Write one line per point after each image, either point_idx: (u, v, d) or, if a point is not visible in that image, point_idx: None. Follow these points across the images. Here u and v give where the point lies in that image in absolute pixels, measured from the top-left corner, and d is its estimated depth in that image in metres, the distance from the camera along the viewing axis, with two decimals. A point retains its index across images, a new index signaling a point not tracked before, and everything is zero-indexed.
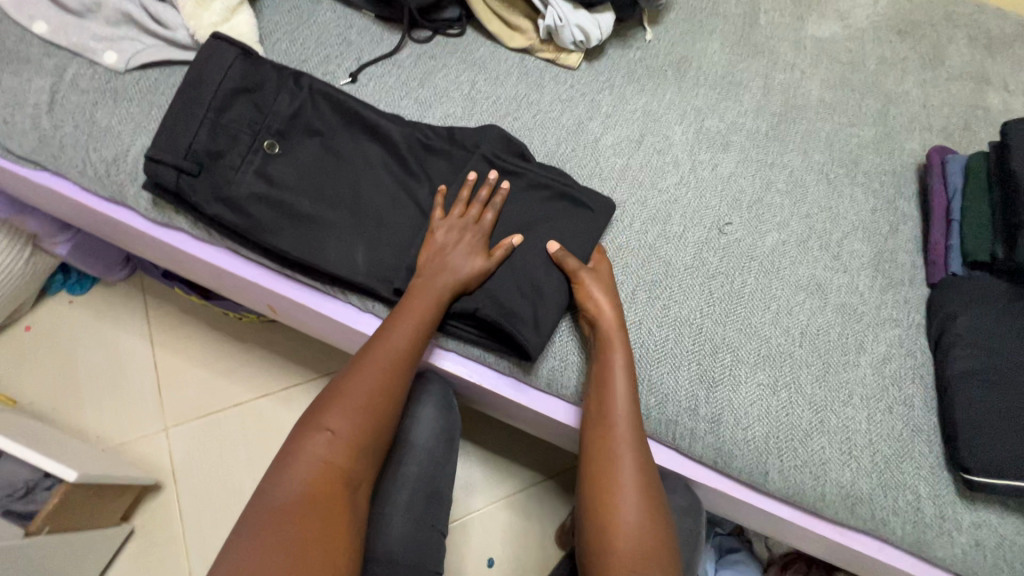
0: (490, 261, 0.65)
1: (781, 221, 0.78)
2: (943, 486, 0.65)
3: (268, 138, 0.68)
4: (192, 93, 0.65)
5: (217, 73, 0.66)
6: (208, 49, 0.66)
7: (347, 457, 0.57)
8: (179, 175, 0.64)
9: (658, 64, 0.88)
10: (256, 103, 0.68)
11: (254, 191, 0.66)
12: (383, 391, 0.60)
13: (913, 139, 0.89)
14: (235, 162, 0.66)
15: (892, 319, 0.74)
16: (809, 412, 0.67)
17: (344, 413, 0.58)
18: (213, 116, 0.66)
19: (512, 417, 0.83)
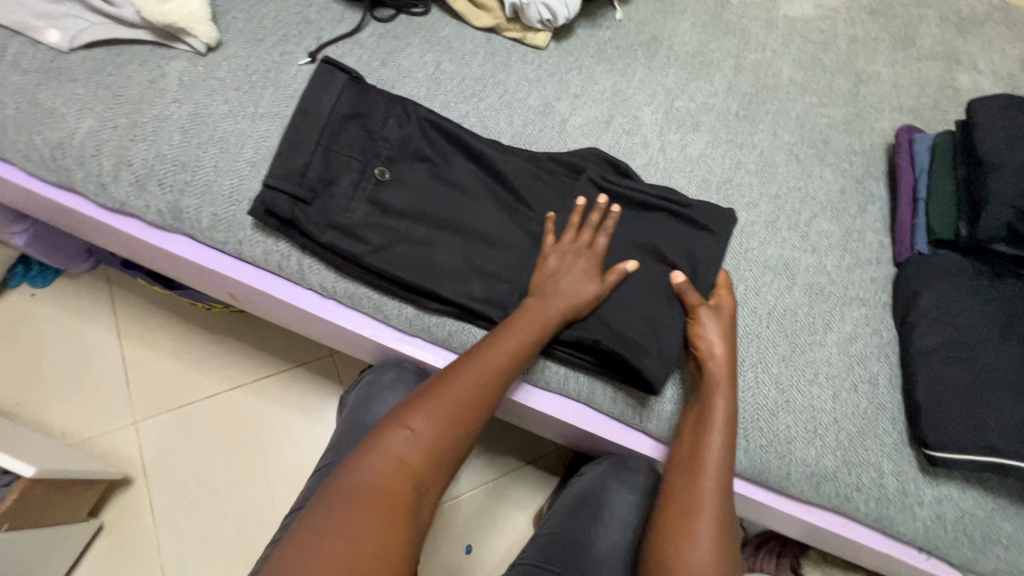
0: (605, 285, 0.63)
1: (750, 202, 0.78)
2: (906, 462, 0.66)
3: (378, 165, 0.67)
4: (309, 120, 0.65)
5: (333, 100, 0.66)
6: (323, 77, 0.66)
7: (417, 467, 0.53)
8: (294, 203, 0.62)
9: (629, 44, 0.86)
10: (366, 130, 0.67)
11: (366, 219, 0.64)
12: (475, 402, 0.57)
13: (883, 119, 0.89)
14: (349, 191, 0.65)
15: (859, 299, 0.74)
16: (775, 391, 0.67)
17: (421, 420, 0.54)
18: (326, 143, 0.65)
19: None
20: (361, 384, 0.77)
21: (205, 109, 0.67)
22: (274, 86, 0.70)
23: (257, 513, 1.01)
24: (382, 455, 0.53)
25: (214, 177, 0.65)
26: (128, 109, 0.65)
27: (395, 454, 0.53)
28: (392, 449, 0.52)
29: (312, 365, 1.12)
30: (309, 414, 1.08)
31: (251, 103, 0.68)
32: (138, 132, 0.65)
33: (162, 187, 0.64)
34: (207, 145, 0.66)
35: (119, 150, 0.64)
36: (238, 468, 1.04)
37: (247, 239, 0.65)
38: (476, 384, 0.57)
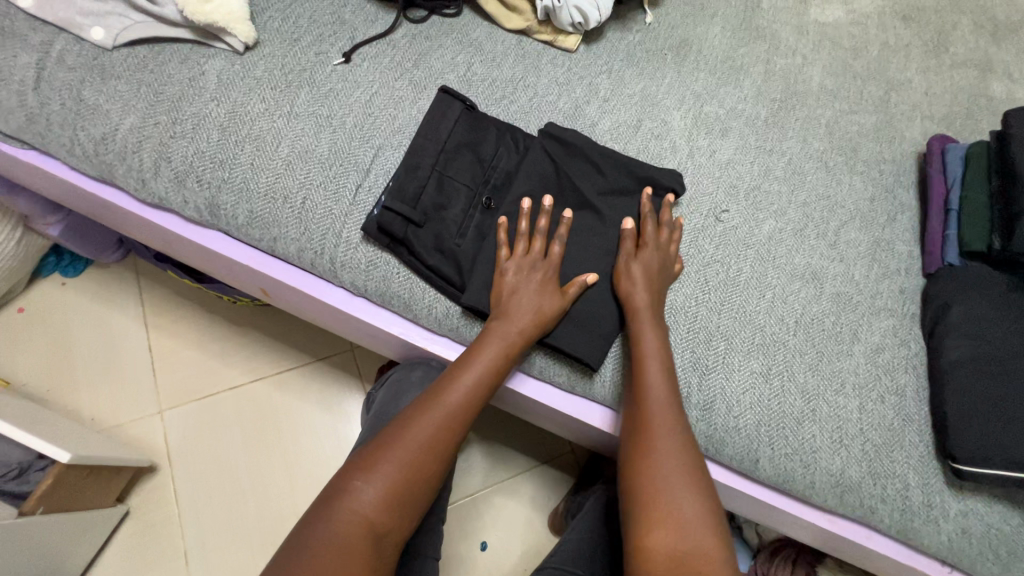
0: (565, 299, 0.63)
1: (778, 209, 0.77)
2: (932, 475, 0.66)
3: (486, 193, 0.68)
4: (421, 147, 0.67)
5: (448, 128, 0.68)
6: (438, 105, 0.69)
7: (384, 517, 0.53)
8: (406, 224, 0.64)
9: (658, 48, 0.86)
10: (478, 157, 0.68)
11: (473, 246, 0.65)
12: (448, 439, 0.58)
13: (914, 127, 0.88)
14: (458, 217, 0.66)
15: (887, 309, 0.74)
16: (801, 400, 0.67)
17: (393, 469, 0.54)
18: (440, 168, 0.67)
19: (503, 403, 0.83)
20: (387, 382, 0.78)
21: (242, 107, 0.68)
22: (309, 85, 0.71)
23: (277, 503, 1.03)
24: (346, 503, 0.53)
25: (251, 174, 0.66)
26: (168, 106, 0.67)
27: (358, 508, 0.52)
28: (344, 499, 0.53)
29: (331, 359, 1.13)
30: (329, 408, 1.10)
31: (286, 101, 0.69)
32: (178, 128, 0.66)
33: (200, 183, 0.66)
34: (244, 143, 0.67)
35: (160, 147, 0.66)
36: (258, 460, 1.06)
37: (281, 236, 0.66)
38: (449, 418, 0.58)
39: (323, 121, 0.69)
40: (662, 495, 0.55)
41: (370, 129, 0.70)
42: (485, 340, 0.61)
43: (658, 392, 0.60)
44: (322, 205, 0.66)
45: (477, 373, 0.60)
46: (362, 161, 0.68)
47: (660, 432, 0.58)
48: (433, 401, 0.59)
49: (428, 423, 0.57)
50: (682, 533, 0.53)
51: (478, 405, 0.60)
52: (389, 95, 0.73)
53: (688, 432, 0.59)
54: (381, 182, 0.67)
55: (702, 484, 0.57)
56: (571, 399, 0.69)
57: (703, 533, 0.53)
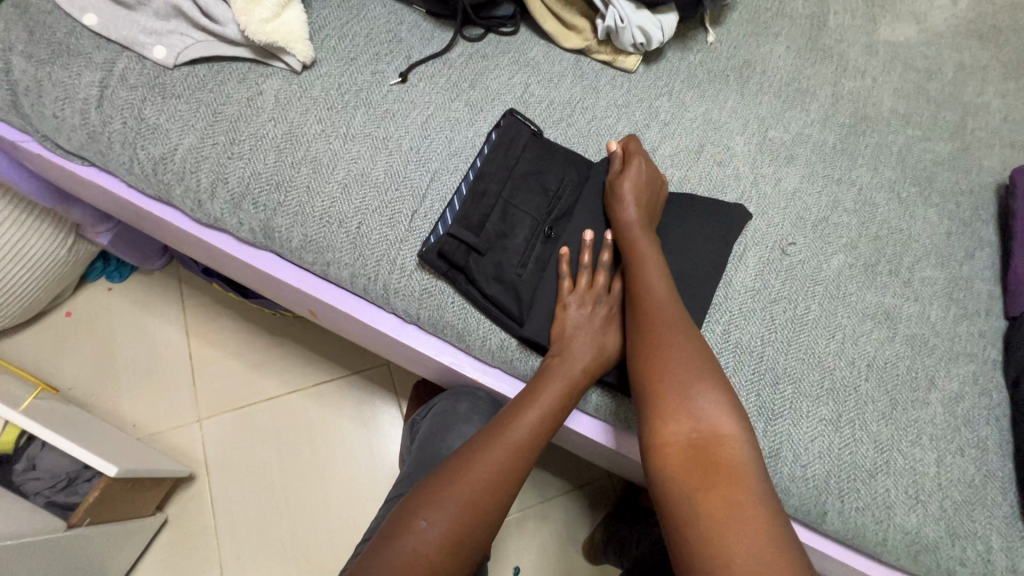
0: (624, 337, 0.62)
1: (848, 243, 0.73)
2: (1017, 538, 0.61)
3: (549, 224, 0.65)
4: (488, 174, 0.65)
5: (514, 156, 0.67)
6: (506, 131, 0.68)
7: (447, 560, 0.51)
8: (468, 252, 0.62)
9: (720, 69, 0.83)
10: (543, 186, 0.66)
11: (534, 280, 0.64)
12: (508, 478, 0.55)
13: (993, 156, 0.83)
14: (520, 248, 0.64)
15: (966, 354, 0.69)
16: (874, 450, 0.63)
17: (457, 509, 0.52)
18: (505, 196, 0.65)
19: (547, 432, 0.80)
20: (432, 409, 0.76)
21: (300, 128, 0.67)
22: (365, 105, 0.70)
23: (311, 518, 1.03)
24: (409, 543, 0.51)
25: (307, 197, 0.65)
26: (226, 126, 0.66)
27: (422, 549, 0.50)
28: (409, 541, 0.51)
29: (369, 373, 1.13)
30: (365, 424, 1.09)
31: (343, 122, 0.68)
32: (235, 149, 0.66)
33: (257, 205, 0.65)
34: (302, 165, 0.66)
35: (217, 168, 0.65)
36: (293, 473, 1.06)
37: (334, 261, 0.65)
38: (513, 454, 0.56)
39: (379, 144, 0.68)
40: (673, 385, 0.54)
41: (426, 152, 0.68)
42: (546, 378, 0.58)
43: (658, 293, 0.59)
44: (377, 230, 0.65)
45: (539, 414, 0.57)
46: (418, 185, 0.67)
47: (662, 338, 0.57)
48: (493, 442, 0.56)
49: (491, 465, 0.55)
50: (696, 423, 0.52)
51: (539, 445, 0.58)
52: (445, 116, 0.71)
53: (694, 332, 0.58)
54: (437, 207, 0.66)
55: (715, 377, 0.55)
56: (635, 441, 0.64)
57: (716, 417, 0.52)
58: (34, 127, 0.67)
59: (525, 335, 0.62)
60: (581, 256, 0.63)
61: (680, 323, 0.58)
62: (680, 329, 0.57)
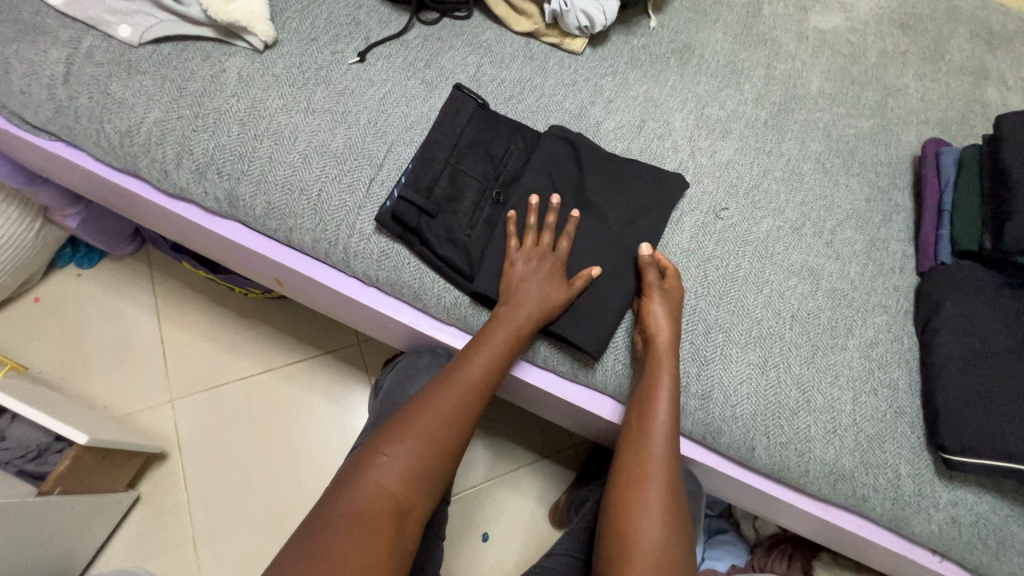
0: (571, 289, 0.66)
1: (776, 208, 0.80)
2: (923, 466, 0.68)
3: (495, 189, 0.70)
4: (435, 141, 0.70)
5: (461, 126, 0.71)
6: (452, 102, 0.72)
7: (406, 491, 0.55)
8: (419, 214, 0.67)
9: (662, 52, 0.89)
10: (489, 154, 0.71)
11: (481, 240, 0.68)
12: (460, 416, 0.60)
13: (910, 131, 0.91)
14: (468, 211, 0.69)
15: (881, 306, 0.76)
16: (796, 391, 0.69)
17: (414, 443, 0.57)
18: (453, 163, 0.70)
19: (507, 392, 0.86)
20: (395, 369, 0.80)
21: (261, 102, 0.71)
22: (325, 82, 0.74)
23: (285, 491, 1.06)
24: (370, 476, 0.55)
25: (268, 167, 0.69)
26: (191, 101, 0.70)
27: (385, 483, 0.55)
28: (370, 476, 0.55)
29: (339, 352, 1.16)
30: (336, 400, 1.12)
31: (303, 98, 0.72)
32: (200, 122, 0.69)
33: (220, 175, 0.69)
34: (263, 137, 0.70)
35: (182, 140, 0.69)
36: (266, 450, 1.08)
37: (296, 227, 0.69)
38: (465, 394, 0.61)
39: (338, 118, 0.72)
40: (639, 520, 0.61)
41: (383, 125, 0.73)
42: (496, 323, 0.63)
43: (660, 423, 0.63)
44: (337, 197, 0.69)
45: (489, 359, 0.62)
46: (375, 155, 0.71)
47: (653, 457, 0.63)
48: (445, 385, 0.61)
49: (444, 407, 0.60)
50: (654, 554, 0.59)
51: (489, 388, 0.63)
52: (401, 93, 0.75)
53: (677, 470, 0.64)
54: (394, 176, 0.70)
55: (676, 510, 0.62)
56: (578, 389, 0.72)
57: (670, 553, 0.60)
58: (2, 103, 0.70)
59: (475, 289, 0.66)
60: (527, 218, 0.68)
61: (669, 460, 0.63)
62: (667, 466, 0.63)
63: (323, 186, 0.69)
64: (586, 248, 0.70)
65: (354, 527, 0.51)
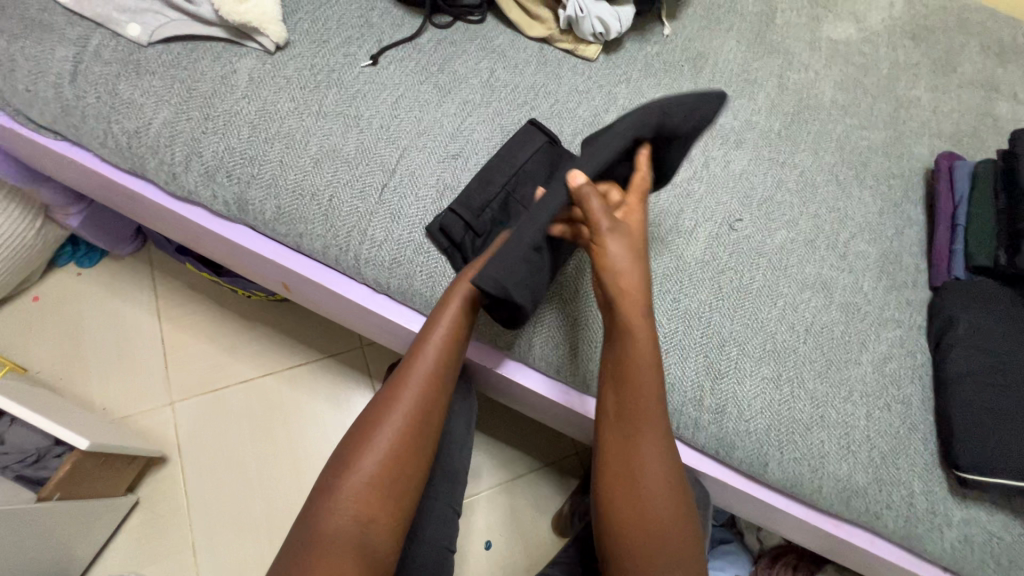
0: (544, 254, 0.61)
1: (790, 220, 0.79)
2: (936, 483, 0.67)
3: None
4: (495, 169, 0.70)
5: (527, 157, 0.71)
6: (524, 135, 0.73)
7: (374, 507, 0.57)
8: (465, 231, 0.67)
9: (675, 60, 0.88)
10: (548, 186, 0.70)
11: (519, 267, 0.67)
12: (419, 416, 0.60)
13: (922, 144, 0.90)
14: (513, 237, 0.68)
15: (894, 320, 0.75)
16: (810, 406, 0.68)
17: (375, 460, 0.58)
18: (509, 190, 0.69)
19: (501, 395, 0.86)
20: None
21: (272, 105, 0.70)
22: (337, 86, 0.73)
23: (287, 496, 1.04)
24: (338, 498, 0.57)
25: (279, 171, 0.68)
26: (201, 102, 0.68)
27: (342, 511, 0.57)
28: (338, 498, 0.57)
29: (343, 356, 1.15)
30: (339, 405, 1.11)
31: (315, 101, 0.71)
32: (209, 124, 0.68)
33: (229, 178, 0.67)
34: (274, 140, 0.69)
35: (191, 142, 0.67)
36: (267, 454, 1.07)
37: (307, 232, 0.67)
38: (419, 395, 0.61)
39: (350, 122, 0.71)
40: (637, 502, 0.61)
41: (396, 131, 0.72)
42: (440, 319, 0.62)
43: (645, 394, 0.60)
44: (349, 203, 0.68)
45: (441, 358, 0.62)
46: (387, 161, 0.70)
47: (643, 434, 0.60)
48: (399, 391, 0.61)
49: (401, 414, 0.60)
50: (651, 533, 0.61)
51: (445, 379, 0.62)
52: (414, 97, 0.74)
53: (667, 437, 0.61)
54: (407, 182, 0.69)
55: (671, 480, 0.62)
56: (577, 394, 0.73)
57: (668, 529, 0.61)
58: (7, 101, 0.68)
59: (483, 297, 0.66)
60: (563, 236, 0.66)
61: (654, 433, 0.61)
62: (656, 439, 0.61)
63: (335, 192, 0.68)
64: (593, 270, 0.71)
65: (332, 554, 0.55)
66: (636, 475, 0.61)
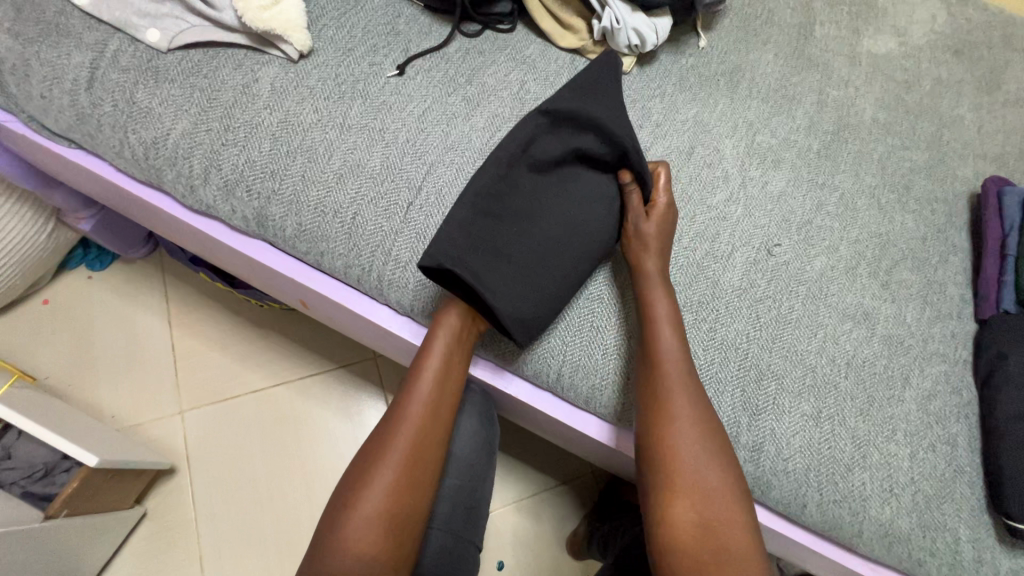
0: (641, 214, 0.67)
1: (830, 245, 0.76)
2: (983, 530, 0.64)
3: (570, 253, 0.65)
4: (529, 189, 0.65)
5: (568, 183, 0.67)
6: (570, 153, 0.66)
7: (376, 546, 0.54)
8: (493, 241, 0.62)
9: (711, 73, 0.85)
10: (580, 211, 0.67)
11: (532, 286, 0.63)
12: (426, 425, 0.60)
13: (967, 166, 0.86)
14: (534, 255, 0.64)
15: (939, 354, 0.72)
16: (851, 445, 0.65)
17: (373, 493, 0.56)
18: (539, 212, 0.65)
19: (507, 411, 0.81)
20: None
21: (295, 116, 0.67)
22: (362, 97, 0.70)
23: (295, 510, 1.02)
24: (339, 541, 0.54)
25: (301, 186, 0.65)
26: (221, 112, 0.66)
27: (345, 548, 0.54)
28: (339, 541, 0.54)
29: (355, 368, 1.12)
30: (351, 418, 1.08)
31: (339, 113, 0.68)
32: (230, 136, 0.65)
33: (249, 193, 0.65)
34: (296, 154, 0.66)
35: (210, 154, 0.65)
36: (276, 466, 1.04)
37: (329, 251, 0.65)
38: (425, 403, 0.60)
39: (375, 135, 0.68)
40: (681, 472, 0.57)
41: (422, 146, 0.69)
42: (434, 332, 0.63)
43: (671, 354, 0.61)
44: (373, 222, 0.65)
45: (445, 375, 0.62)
46: (413, 177, 0.67)
47: (672, 401, 0.59)
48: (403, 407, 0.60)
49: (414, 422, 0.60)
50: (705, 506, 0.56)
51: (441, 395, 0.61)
52: (441, 110, 0.71)
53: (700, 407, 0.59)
54: (433, 200, 0.66)
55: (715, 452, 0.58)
56: (602, 424, 0.68)
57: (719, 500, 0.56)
58: (20, 107, 0.66)
59: (502, 316, 0.60)
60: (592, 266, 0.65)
61: (686, 393, 0.60)
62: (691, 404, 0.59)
63: (358, 211, 0.65)
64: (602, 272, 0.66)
65: None
66: (669, 419, 0.58)
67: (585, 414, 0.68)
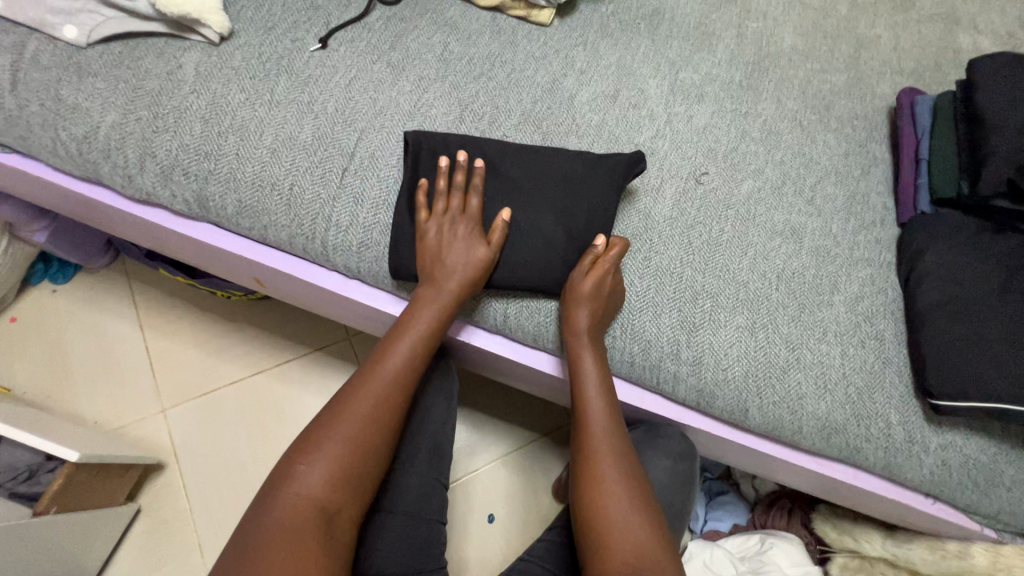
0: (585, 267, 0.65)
1: (756, 169, 0.79)
2: (912, 413, 0.69)
3: (506, 187, 0.68)
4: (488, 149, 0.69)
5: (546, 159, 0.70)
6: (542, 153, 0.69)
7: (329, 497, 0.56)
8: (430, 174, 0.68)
9: (631, 18, 0.87)
10: (536, 164, 0.69)
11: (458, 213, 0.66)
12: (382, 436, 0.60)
13: (885, 82, 0.90)
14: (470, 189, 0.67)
15: (864, 260, 0.76)
16: (786, 349, 0.69)
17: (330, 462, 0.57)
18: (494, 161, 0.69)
19: (469, 362, 0.85)
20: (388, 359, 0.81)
21: (223, 97, 0.68)
22: (287, 72, 0.71)
23: None
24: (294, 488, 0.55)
25: (237, 164, 0.67)
26: (148, 100, 0.67)
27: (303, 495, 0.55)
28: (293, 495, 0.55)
29: (329, 350, 1.15)
30: (330, 397, 1.11)
31: (266, 90, 0.70)
32: (160, 123, 0.67)
33: (186, 176, 0.66)
34: (228, 133, 0.67)
35: (143, 142, 0.66)
36: (264, 452, 1.07)
37: (271, 224, 0.67)
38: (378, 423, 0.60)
39: (304, 108, 0.70)
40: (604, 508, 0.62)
41: (351, 113, 0.71)
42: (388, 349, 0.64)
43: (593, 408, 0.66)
44: (310, 190, 0.67)
45: (411, 339, 0.64)
46: (345, 144, 0.69)
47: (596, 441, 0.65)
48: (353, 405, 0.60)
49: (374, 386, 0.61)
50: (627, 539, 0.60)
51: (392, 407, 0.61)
52: (367, 78, 0.73)
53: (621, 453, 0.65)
54: (367, 163, 0.69)
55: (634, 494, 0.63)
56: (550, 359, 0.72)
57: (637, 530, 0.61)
58: None
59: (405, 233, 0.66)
60: (519, 188, 0.68)
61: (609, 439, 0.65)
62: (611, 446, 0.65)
63: (296, 181, 0.67)
64: (546, 209, 0.67)
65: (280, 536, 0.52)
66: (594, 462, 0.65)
67: (534, 350, 0.72)
